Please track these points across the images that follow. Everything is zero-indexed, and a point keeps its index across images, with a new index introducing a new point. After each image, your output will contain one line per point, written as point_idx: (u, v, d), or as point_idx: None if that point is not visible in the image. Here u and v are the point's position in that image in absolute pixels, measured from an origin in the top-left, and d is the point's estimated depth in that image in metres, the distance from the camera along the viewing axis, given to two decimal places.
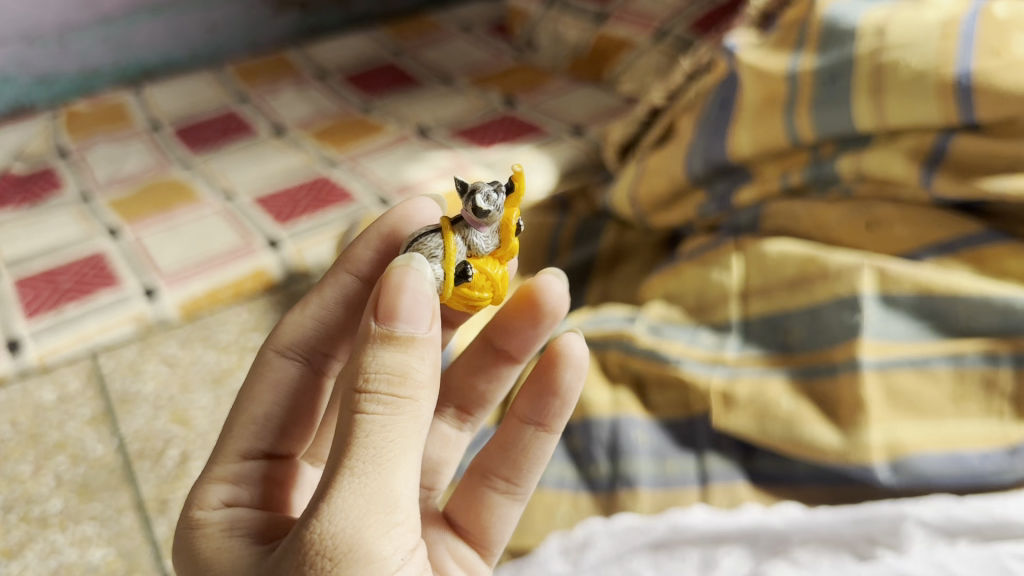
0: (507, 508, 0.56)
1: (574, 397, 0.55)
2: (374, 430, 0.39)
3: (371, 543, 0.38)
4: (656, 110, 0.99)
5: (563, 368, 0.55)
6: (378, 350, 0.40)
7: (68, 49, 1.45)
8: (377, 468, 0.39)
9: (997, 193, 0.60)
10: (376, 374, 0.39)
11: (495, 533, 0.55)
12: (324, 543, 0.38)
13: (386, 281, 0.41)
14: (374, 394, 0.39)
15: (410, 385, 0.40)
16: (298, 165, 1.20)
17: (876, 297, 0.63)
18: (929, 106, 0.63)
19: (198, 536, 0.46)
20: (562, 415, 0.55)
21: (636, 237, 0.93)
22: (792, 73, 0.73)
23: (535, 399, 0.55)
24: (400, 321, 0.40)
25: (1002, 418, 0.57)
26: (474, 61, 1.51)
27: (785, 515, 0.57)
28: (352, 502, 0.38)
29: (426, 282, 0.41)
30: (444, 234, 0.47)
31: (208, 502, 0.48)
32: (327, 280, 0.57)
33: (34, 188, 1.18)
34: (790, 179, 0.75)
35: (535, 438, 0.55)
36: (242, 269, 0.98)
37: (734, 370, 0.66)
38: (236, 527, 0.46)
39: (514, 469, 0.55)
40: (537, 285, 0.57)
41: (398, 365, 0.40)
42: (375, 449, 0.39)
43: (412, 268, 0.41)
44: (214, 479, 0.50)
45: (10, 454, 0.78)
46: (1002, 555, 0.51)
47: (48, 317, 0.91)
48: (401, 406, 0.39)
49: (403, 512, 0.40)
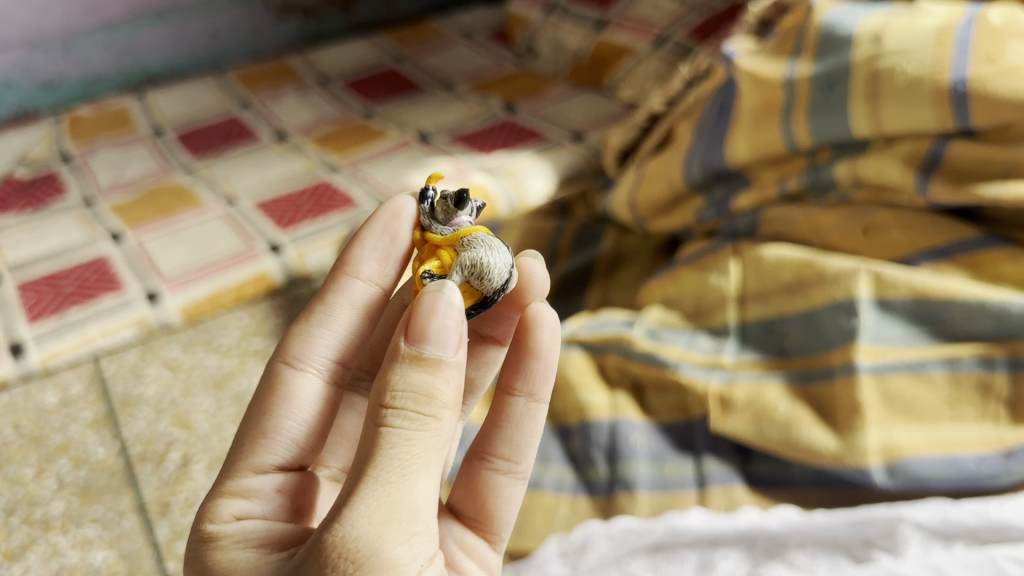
0: (511, 489, 0.55)
1: (554, 357, 0.56)
2: (399, 443, 0.40)
3: (393, 548, 0.39)
4: (655, 116, 0.99)
5: (537, 330, 0.55)
6: (406, 369, 0.41)
7: (72, 55, 1.46)
8: (400, 478, 0.40)
9: (992, 199, 0.61)
10: (403, 392, 0.41)
11: (500, 514, 0.55)
12: (347, 546, 0.38)
13: (417, 305, 0.43)
14: (400, 409, 0.40)
15: (435, 405, 0.41)
16: (300, 171, 1.21)
17: (872, 301, 0.64)
18: (925, 112, 0.63)
19: (213, 549, 0.45)
20: (546, 379, 0.55)
21: (635, 242, 0.93)
22: (789, 79, 0.74)
23: (516, 369, 0.55)
24: (429, 343, 0.42)
25: (998, 422, 0.57)
26: (475, 67, 1.51)
27: (782, 518, 0.57)
28: (375, 508, 0.39)
29: (455, 311, 0.43)
30: (486, 231, 0.52)
31: (221, 516, 0.47)
32: (329, 288, 0.56)
33: (37, 193, 1.19)
34: (788, 185, 0.75)
35: (526, 409, 0.55)
36: (244, 274, 0.99)
37: (731, 375, 0.67)
38: (251, 538, 0.45)
39: (510, 446, 0.55)
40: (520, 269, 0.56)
41: (424, 384, 0.41)
42: (400, 460, 0.40)
43: (443, 295, 0.43)
44: (225, 493, 0.49)
45: (13, 456, 0.78)
46: (996, 557, 0.52)
47: (50, 321, 0.92)
48: (426, 422, 0.41)
49: (423, 522, 0.40)
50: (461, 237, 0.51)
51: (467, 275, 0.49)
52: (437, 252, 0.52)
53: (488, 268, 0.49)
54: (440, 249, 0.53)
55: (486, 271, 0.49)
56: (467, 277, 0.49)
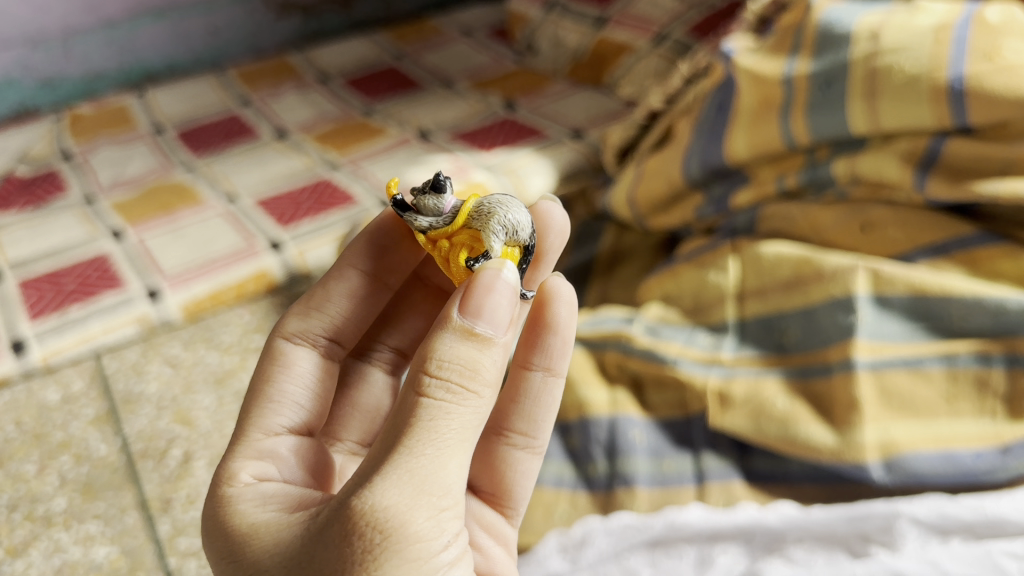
0: (527, 463, 0.57)
1: (571, 331, 0.56)
2: (438, 415, 0.41)
3: (419, 522, 0.39)
4: (654, 114, 1.00)
5: (554, 305, 0.55)
6: (455, 341, 0.43)
7: (72, 53, 1.46)
8: (436, 452, 0.40)
9: (989, 196, 0.61)
10: (449, 363, 0.42)
11: (516, 489, 0.57)
12: (376, 515, 0.39)
13: (476, 280, 0.45)
14: (443, 381, 0.41)
15: (479, 381, 0.42)
16: (300, 168, 1.21)
17: (870, 297, 0.64)
18: (923, 109, 0.64)
19: (230, 507, 0.46)
20: (563, 353, 0.56)
21: (634, 239, 0.93)
22: (787, 77, 0.74)
23: (534, 344, 0.56)
24: (482, 319, 0.43)
25: (995, 418, 0.57)
26: (475, 65, 1.51)
27: (780, 514, 0.58)
28: (407, 479, 0.39)
29: (507, 289, 0.45)
30: (475, 198, 0.54)
31: (238, 478, 0.48)
32: (330, 277, 0.62)
33: (38, 190, 1.19)
34: (786, 182, 0.75)
35: (544, 384, 0.56)
36: (244, 271, 1.00)
37: (730, 371, 0.67)
38: (270, 501, 0.46)
39: (528, 423, 0.57)
40: (538, 212, 0.62)
41: (471, 359, 0.42)
42: (437, 433, 0.41)
43: (501, 274, 0.45)
44: (241, 455, 0.50)
45: (15, 454, 0.79)
46: (993, 552, 0.52)
47: (51, 318, 0.93)
48: (468, 398, 0.42)
49: (452, 497, 0.41)
50: (468, 213, 0.53)
51: (504, 237, 0.52)
52: (456, 242, 0.54)
53: (518, 224, 0.52)
54: (453, 237, 0.54)
55: (517, 228, 0.52)
56: (504, 239, 0.52)
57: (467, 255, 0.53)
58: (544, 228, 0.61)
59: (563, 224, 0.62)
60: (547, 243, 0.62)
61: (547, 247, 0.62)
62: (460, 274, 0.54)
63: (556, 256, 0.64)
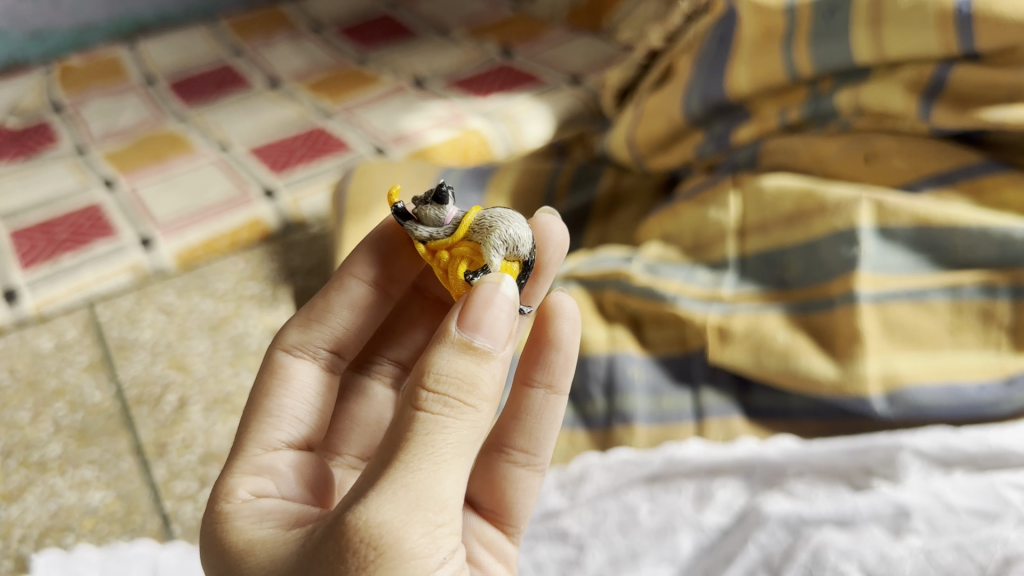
0: (530, 481, 0.54)
1: (574, 348, 0.52)
2: (434, 429, 0.39)
3: (415, 538, 0.38)
4: (653, 53, 0.97)
5: (557, 320, 0.52)
6: (453, 355, 0.40)
7: (60, 4, 1.43)
8: (432, 467, 0.38)
9: (996, 123, 0.59)
10: (447, 377, 0.40)
11: (518, 507, 0.54)
12: (369, 531, 0.37)
13: (474, 294, 0.43)
14: (441, 395, 0.39)
15: (477, 395, 0.40)
16: (294, 117, 1.19)
17: (873, 229, 0.62)
18: (929, 35, 0.62)
19: (227, 528, 0.44)
20: (567, 370, 0.52)
21: (634, 182, 0.92)
22: (790, 6, 0.72)
23: (536, 362, 0.52)
24: (481, 333, 0.41)
25: (999, 349, 0.57)
26: (471, 12, 1.49)
27: (780, 448, 0.58)
28: (402, 494, 0.38)
29: (507, 303, 0.43)
30: (477, 210, 0.52)
31: (237, 496, 0.46)
32: (331, 287, 0.58)
33: (29, 142, 1.17)
34: (789, 116, 0.74)
35: (546, 401, 0.52)
36: (238, 219, 0.98)
37: (730, 307, 0.66)
38: (268, 518, 0.44)
39: (528, 439, 0.53)
40: (537, 225, 0.58)
41: (468, 372, 0.40)
42: (434, 448, 0.39)
43: (500, 287, 0.43)
44: (238, 472, 0.48)
45: (9, 401, 0.78)
46: (997, 484, 0.50)
47: (43, 268, 0.91)
48: (465, 411, 0.40)
49: (449, 513, 0.39)
50: (469, 226, 0.51)
51: (505, 251, 0.50)
52: (455, 254, 0.52)
53: (519, 238, 0.50)
54: (454, 248, 0.52)
55: (517, 242, 0.50)
56: (505, 255, 0.50)
57: (467, 268, 0.51)
58: (543, 246, 0.58)
59: (563, 238, 0.59)
60: (546, 258, 0.58)
61: (547, 261, 0.58)
62: (458, 287, 0.52)
63: (557, 269, 0.60)
